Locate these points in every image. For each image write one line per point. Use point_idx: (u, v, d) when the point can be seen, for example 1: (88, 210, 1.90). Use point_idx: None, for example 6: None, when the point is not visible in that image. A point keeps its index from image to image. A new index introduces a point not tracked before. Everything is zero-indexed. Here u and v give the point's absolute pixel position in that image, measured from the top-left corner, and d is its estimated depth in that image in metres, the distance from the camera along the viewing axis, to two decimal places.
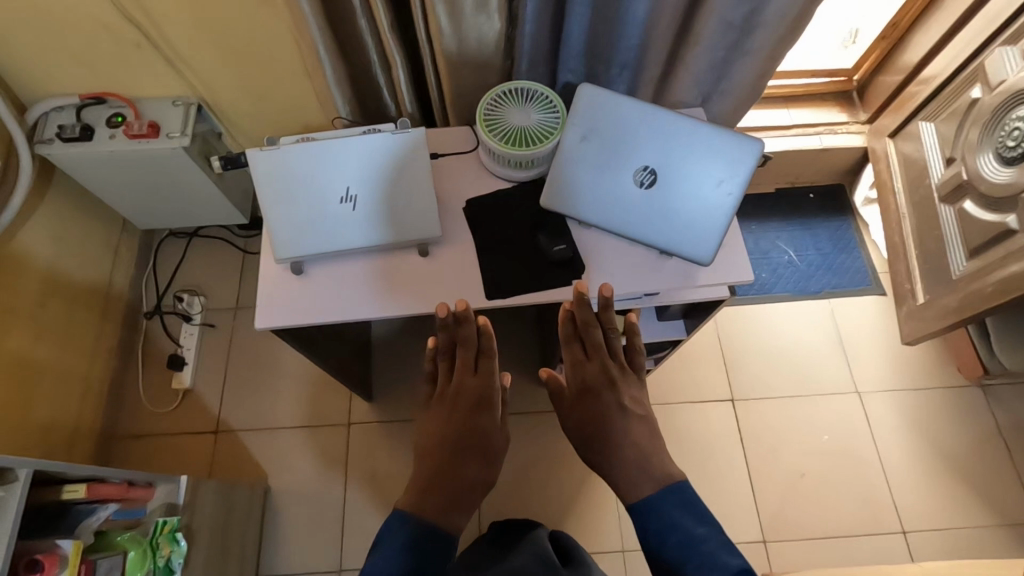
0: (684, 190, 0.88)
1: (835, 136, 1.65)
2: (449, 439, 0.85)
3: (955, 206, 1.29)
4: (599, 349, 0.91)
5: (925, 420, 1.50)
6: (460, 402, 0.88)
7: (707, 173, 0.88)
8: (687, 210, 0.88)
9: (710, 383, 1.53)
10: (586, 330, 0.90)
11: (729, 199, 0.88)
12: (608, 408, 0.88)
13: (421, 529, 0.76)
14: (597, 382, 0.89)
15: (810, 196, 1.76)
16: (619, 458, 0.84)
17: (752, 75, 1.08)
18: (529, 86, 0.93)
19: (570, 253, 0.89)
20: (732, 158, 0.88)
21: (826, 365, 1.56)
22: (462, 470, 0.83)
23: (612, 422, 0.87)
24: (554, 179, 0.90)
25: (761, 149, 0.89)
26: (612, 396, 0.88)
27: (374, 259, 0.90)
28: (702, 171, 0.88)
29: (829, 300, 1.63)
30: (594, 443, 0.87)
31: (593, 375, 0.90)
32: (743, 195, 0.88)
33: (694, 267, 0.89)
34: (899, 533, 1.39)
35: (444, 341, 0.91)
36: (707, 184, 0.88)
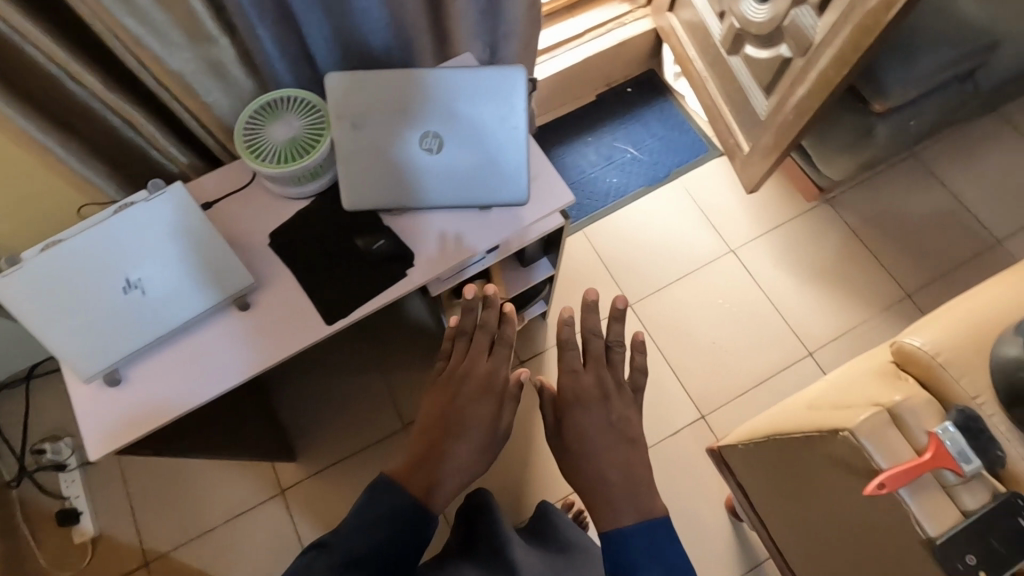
0: (476, 140, 0.85)
1: (626, 28, 1.69)
2: (453, 415, 0.82)
3: (740, 54, 1.35)
4: (596, 360, 0.88)
5: (794, 250, 1.62)
6: (468, 381, 0.85)
7: (488, 116, 0.85)
8: (484, 159, 0.85)
9: (605, 296, 1.58)
10: (586, 338, 0.89)
11: (518, 132, 0.86)
12: (597, 423, 0.82)
13: (410, 504, 0.74)
14: (588, 396, 0.84)
15: (628, 90, 1.81)
16: (596, 474, 0.79)
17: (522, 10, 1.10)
18: (277, 96, 0.86)
19: (394, 246, 0.85)
20: (504, 92, 0.86)
21: (697, 236, 1.64)
22: (465, 444, 0.80)
23: (591, 427, 0.82)
24: (345, 179, 0.85)
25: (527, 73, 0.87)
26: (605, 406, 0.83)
27: (250, 319, 0.83)
28: (486, 115, 0.86)
29: (680, 178, 1.70)
30: (571, 451, 0.82)
31: (587, 385, 0.85)
32: (528, 124, 0.86)
33: (518, 210, 0.88)
34: (808, 357, 1.51)
35: (462, 322, 0.90)
36: (492, 127, 0.85)
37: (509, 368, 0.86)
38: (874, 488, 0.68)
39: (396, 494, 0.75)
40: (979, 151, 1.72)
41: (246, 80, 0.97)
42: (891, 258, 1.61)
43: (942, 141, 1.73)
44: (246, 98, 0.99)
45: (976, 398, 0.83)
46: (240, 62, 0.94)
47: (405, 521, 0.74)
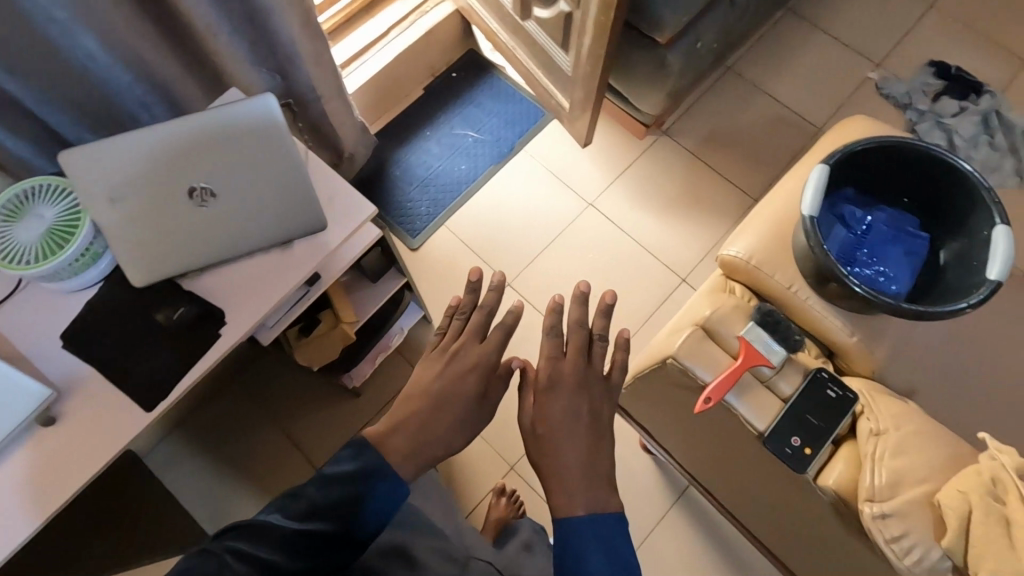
0: (253, 184, 0.81)
1: (428, 15, 1.67)
2: (439, 390, 0.80)
3: (532, 18, 1.36)
4: (579, 351, 0.84)
5: (647, 187, 1.68)
6: (458, 356, 0.84)
7: (252, 153, 0.81)
8: (264, 198, 0.82)
9: (483, 282, 1.58)
10: (576, 330, 0.86)
11: (289, 161, 0.82)
12: (567, 416, 0.78)
13: (388, 477, 0.71)
14: (565, 384, 0.80)
15: (454, 75, 1.79)
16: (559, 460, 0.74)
17: (297, 27, 1.09)
18: (11, 193, 0.77)
19: (197, 309, 0.81)
20: (259, 125, 0.81)
21: (555, 200, 1.66)
22: (447, 414, 0.79)
23: (555, 410, 0.78)
24: (124, 257, 0.79)
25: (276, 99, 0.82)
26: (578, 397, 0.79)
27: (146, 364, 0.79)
28: (254, 155, 0.82)
29: (525, 148, 1.71)
30: (532, 433, 0.78)
31: (568, 375, 0.82)
32: (296, 150, 0.82)
33: (322, 236, 0.85)
34: (682, 283, 1.58)
35: (464, 301, 0.90)
36: (260, 163, 0.81)
37: (497, 353, 0.85)
38: (701, 403, 0.72)
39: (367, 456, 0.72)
40: (786, 52, 1.84)
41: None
42: (734, 172, 1.70)
43: (751, 51, 1.83)
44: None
45: (790, 288, 0.90)
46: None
47: (376, 494, 0.70)
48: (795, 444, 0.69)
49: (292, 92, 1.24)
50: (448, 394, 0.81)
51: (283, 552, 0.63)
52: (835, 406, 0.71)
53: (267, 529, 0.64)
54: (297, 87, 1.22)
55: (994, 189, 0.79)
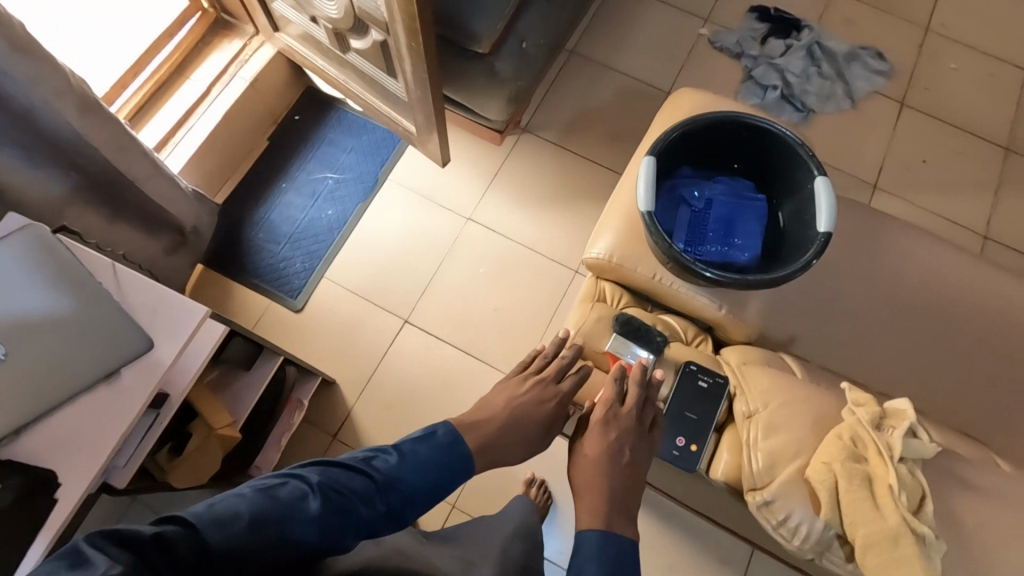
0: (39, 310, 0.74)
1: (249, 63, 1.56)
2: (516, 407, 0.88)
3: (351, 50, 1.29)
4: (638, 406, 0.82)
5: (522, 188, 1.66)
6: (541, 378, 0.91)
7: (26, 283, 0.74)
8: (58, 325, 0.74)
9: (380, 326, 1.52)
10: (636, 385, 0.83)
11: (74, 277, 0.76)
12: (608, 459, 0.78)
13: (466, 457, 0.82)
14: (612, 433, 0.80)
15: (297, 117, 1.69)
16: (600, 488, 0.76)
17: (77, 116, 0.98)
18: None
19: (24, 481, 0.70)
20: (27, 253, 0.76)
21: (433, 224, 1.61)
22: (517, 427, 0.87)
23: (597, 441, 0.79)
24: None
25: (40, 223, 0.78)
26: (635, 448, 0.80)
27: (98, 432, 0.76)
28: (28, 280, 0.75)
29: (390, 177, 1.65)
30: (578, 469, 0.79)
31: (620, 425, 0.80)
32: (82, 264, 0.78)
33: (150, 357, 0.77)
34: (578, 276, 1.58)
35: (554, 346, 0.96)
36: (39, 290, 0.75)
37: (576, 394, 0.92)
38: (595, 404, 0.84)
39: (444, 450, 0.81)
40: (623, 26, 1.87)
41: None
42: (601, 153, 1.71)
43: (590, 31, 1.85)
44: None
45: (655, 277, 0.90)
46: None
47: (452, 470, 0.81)
48: (680, 445, 0.80)
49: (106, 184, 1.13)
50: (524, 415, 0.88)
51: (359, 491, 0.72)
52: (709, 393, 0.81)
53: (350, 472, 0.74)
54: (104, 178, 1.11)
55: (806, 144, 0.83)
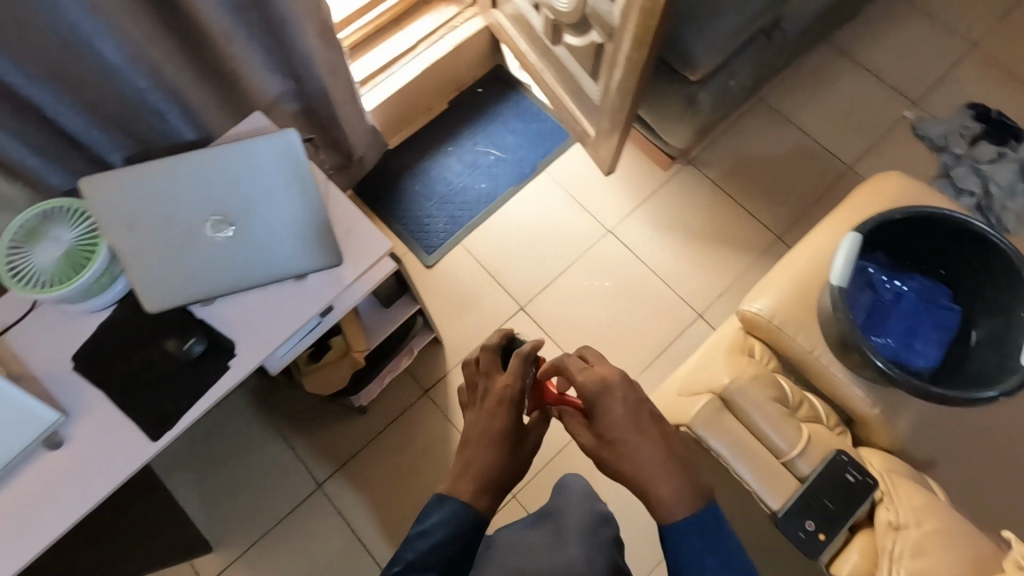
0: (275, 214, 0.81)
1: (458, 29, 1.65)
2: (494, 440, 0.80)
3: (562, 45, 1.34)
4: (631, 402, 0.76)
5: (669, 217, 1.65)
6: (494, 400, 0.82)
7: (271, 185, 0.81)
8: (281, 232, 0.81)
9: (498, 305, 1.57)
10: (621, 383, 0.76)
11: (306, 193, 0.81)
12: (641, 445, 0.74)
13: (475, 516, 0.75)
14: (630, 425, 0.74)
15: (479, 91, 1.78)
16: (654, 464, 0.73)
17: (315, 36, 1.09)
18: (43, 210, 0.78)
19: (208, 341, 0.80)
20: (277, 159, 0.81)
21: (574, 225, 1.64)
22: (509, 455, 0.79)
23: (618, 417, 0.74)
24: (142, 284, 0.79)
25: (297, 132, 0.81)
26: (613, 402, 0.75)
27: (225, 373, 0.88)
28: (275, 185, 0.81)
29: (547, 169, 1.69)
30: (608, 443, 0.75)
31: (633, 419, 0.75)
32: (314, 183, 0.82)
33: (336, 271, 0.84)
34: (699, 319, 1.55)
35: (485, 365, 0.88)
36: (277, 194, 0.81)
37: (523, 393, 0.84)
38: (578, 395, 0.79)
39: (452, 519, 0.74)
40: (819, 85, 1.79)
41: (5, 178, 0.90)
42: (758, 206, 1.66)
43: (786, 82, 1.79)
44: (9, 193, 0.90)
45: (814, 352, 0.88)
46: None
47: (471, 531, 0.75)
48: (808, 529, 0.77)
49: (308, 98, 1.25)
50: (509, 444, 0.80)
51: None
52: (854, 489, 0.79)
53: None
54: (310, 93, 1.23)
55: None
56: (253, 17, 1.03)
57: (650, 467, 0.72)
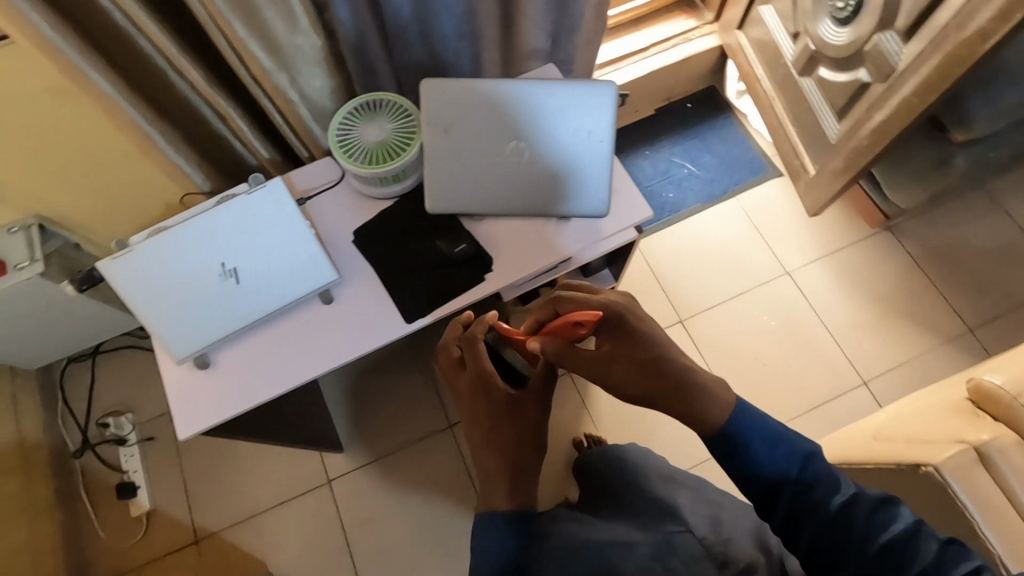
0: (569, 155, 0.85)
1: (691, 43, 1.69)
2: (492, 432, 0.75)
3: (814, 76, 1.34)
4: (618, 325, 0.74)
5: (853, 276, 1.59)
6: (478, 391, 0.77)
7: (575, 129, 0.85)
8: (569, 173, 0.85)
9: (658, 312, 1.57)
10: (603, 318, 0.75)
11: (603, 146, 0.85)
12: (652, 357, 0.72)
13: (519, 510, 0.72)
14: (631, 351, 0.73)
15: (688, 105, 1.80)
16: (676, 377, 0.71)
17: (590, 7, 1.22)
18: (377, 98, 0.87)
19: (474, 250, 0.87)
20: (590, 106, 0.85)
21: (752, 256, 1.62)
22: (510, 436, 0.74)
23: (618, 348, 0.73)
24: (435, 182, 0.86)
25: (616, 89, 0.85)
26: (615, 336, 0.74)
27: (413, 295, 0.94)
28: (579, 130, 0.85)
29: (737, 196, 1.69)
30: (626, 369, 0.72)
31: (626, 346, 0.73)
32: (614, 140, 0.85)
33: (598, 223, 0.88)
34: (862, 386, 1.48)
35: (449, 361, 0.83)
36: (577, 138, 0.85)
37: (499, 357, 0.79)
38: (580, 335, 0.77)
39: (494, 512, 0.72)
40: None
41: (329, 65, 1.01)
42: (954, 291, 1.56)
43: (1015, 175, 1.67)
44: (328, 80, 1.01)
45: None
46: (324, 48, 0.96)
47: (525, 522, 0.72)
48: None
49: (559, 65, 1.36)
50: (505, 422, 0.75)
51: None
52: None
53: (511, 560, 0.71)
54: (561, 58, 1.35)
55: None
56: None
57: (671, 380, 0.71)
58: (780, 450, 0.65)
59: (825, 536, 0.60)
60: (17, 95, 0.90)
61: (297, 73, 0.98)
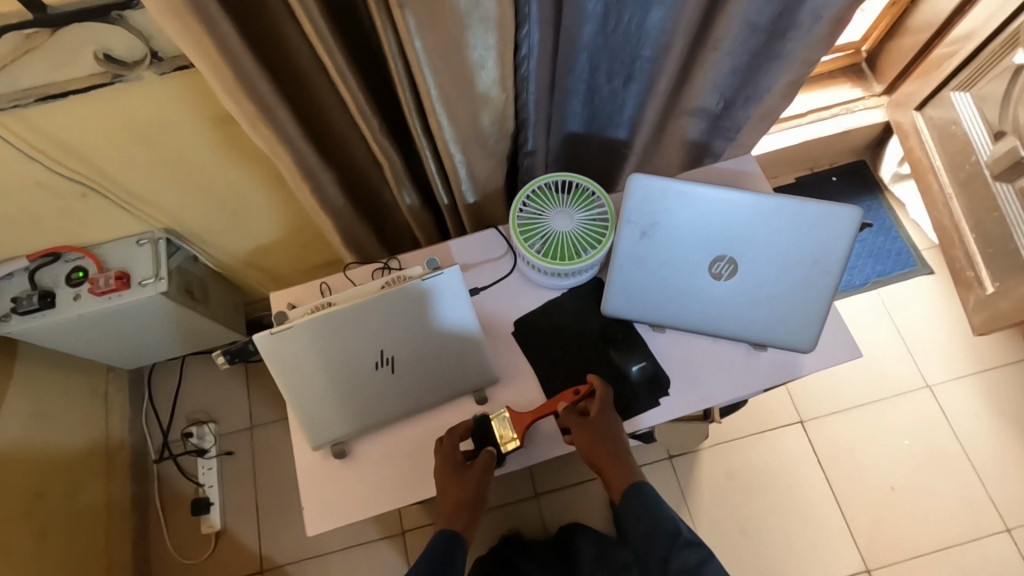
0: (786, 285, 0.73)
1: (853, 115, 1.54)
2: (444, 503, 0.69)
3: (1014, 184, 1.18)
4: (601, 419, 0.71)
5: (1006, 402, 1.41)
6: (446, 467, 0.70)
7: (798, 256, 0.72)
8: (779, 303, 0.74)
9: (776, 406, 1.43)
10: (596, 412, 0.72)
11: (826, 279, 0.73)
12: (611, 450, 0.71)
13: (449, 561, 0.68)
14: (599, 440, 0.71)
15: (833, 179, 1.63)
16: (619, 467, 0.72)
17: (784, 83, 1.01)
18: (570, 178, 0.77)
19: (652, 368, 0.76)
20: (823, 235, 0.72)
21: (888, 360, 1.46)
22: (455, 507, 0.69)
23: (585, 434, 0.71)
24: (621, 285, 0.76)
25: (859, 219, 0.71)
26: (598, 421, 0.72)
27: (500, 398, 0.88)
28: (804, 258, 0.73)
29: (878, 289, 1.52)
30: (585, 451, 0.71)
31: (598, 438, 0.71)
32: (840, 274, 0.73)
33: (797, 357, 0.77)
34: (1003, 532, 1.31)
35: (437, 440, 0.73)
36: (798, 267, 0.73)
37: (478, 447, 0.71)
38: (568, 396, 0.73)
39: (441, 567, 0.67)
40: None
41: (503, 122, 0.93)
42: None
43: None
44: (498, 140, 0.93)
45: None
46: (507, 109, 0.87)
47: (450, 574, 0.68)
48: None
49: (719, 130, 1.14)
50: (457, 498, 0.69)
51: None
52: None
53: None
54: (724, 125, 1.13)
55: None
56: (760, 42, 0.95)
57: (612, 466, 0.72)
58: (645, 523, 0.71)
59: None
60: (180, 120, 0.84)
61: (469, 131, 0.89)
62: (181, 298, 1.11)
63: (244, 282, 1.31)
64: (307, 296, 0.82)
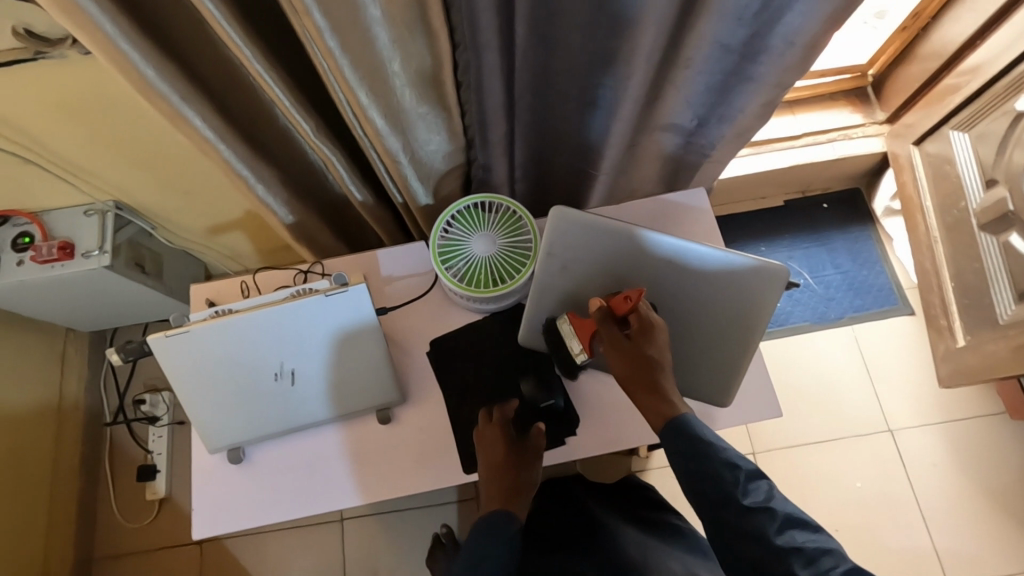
0: (705, 340, 0.70)
1: (851, 142, 1.46)
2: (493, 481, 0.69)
3: (1000, 236, 1.12)
4: (643, 334, 0.65)
5: (968, 455, 1.36)
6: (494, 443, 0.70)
7: (720, 312, 0.69)
8: (694, 357, 0.71)
9: (730, 435, 1.40)
10: (642, 330, 0.65)
11: (746, 337, 0.70)
12: (653, 371, 0.65)
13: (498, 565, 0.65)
14: (641, 361, 0.65)
15: (824, 206, 1.57)
16: (663, 398, 0.65)
17: (758, 104, 0.91)
18: (495, 200, 0.76)
19: (565, 406, 0.75)
20: (747, 293, 0.69)
21: (853, 400, 1.42)
22: (501, 487, 0.69)
23: (624, 349, 0.65)
24: (535, 318, 0.73)
25: (785, 279, 0.68)
26: (648, 338, 0.65)
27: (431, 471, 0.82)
28: (725, 314, 0.69)
29: (853, 325, 1.47)
30: (625, 368, 0.65)
31: (637, 357, 0.65)
32: (760, 332, 0.70)
33: (714, 410, 0.76)
34: None
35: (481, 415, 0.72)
36: (718, 322, 0.70)
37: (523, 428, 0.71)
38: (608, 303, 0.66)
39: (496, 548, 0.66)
40: None
41: (451, 131, 0.89)
42: None
43: None
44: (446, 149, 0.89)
45: None
46: None
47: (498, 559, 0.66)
48: None
49: (692, 146, 1.02)
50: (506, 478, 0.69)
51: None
52: None
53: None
54: (697, 142, 1.01)
55: None
56: (732, 62, 0.84)
57: (654, 397, 0.65)
58: (709, 471, 0.62)
59: (750, 538, 0.59)
60: (115, 98, 0.82)
61: (412, 138, 0.85)
62: (127, 272, 1.10)
63: (202, 257, 1.30)
64: (228, 294, 0.81)
